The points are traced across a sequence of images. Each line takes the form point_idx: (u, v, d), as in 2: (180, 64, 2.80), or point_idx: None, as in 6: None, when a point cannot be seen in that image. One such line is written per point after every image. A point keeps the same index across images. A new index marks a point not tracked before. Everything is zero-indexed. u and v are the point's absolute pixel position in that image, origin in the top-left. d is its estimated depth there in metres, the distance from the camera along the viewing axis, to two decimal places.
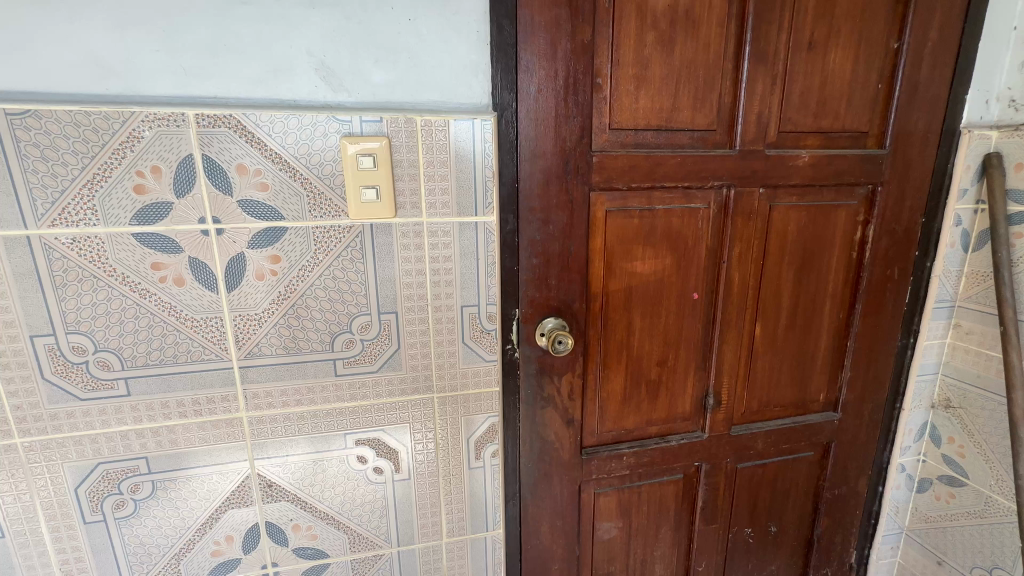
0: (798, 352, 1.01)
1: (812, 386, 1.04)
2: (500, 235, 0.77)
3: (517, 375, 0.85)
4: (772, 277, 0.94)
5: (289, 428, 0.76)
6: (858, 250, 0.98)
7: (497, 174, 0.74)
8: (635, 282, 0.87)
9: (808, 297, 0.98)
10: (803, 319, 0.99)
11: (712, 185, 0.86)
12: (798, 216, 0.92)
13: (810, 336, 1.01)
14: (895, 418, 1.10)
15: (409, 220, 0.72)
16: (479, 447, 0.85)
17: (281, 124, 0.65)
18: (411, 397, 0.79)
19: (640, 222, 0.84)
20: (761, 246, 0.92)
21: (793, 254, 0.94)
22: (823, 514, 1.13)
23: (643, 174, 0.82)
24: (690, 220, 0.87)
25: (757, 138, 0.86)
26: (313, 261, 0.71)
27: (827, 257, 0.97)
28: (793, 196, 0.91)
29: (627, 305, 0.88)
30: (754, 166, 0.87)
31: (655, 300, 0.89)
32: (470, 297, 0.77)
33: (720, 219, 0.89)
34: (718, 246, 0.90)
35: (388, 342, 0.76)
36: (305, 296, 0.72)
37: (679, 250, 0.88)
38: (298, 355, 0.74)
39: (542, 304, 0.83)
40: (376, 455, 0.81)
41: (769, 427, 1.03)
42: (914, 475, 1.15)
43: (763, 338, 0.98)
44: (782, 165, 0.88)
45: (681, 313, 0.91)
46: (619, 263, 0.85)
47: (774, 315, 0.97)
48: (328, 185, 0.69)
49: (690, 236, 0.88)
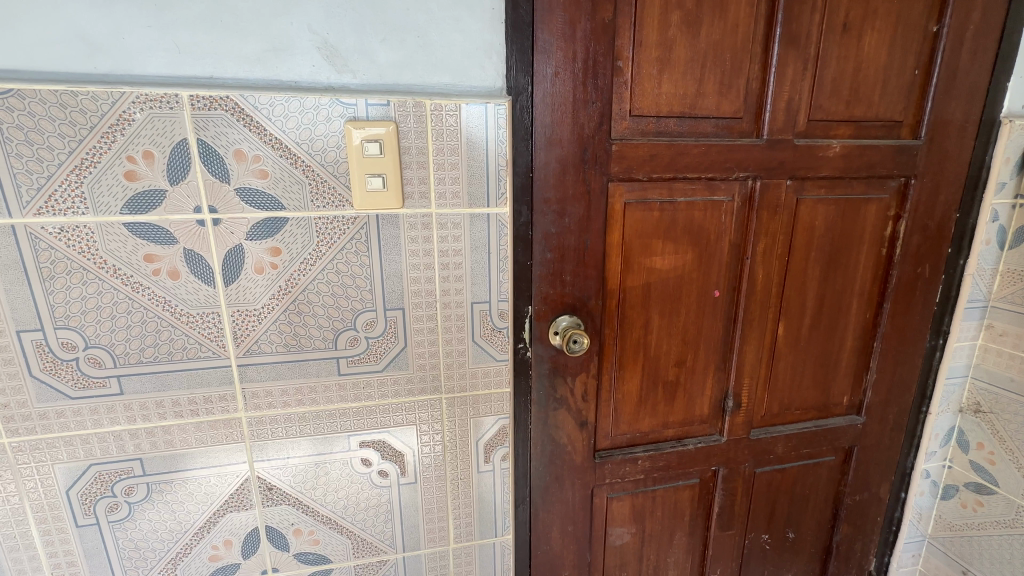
0: (822, 353, 0.96)
1: (835, 389, 1.00)
2: (513, 227, 0.72)
3: (529, 375, 0.81)
4: (797, 275, 0.90)
5: (290, 429, 0.73)
6: (888, 247, 0.93)
7: (511, 163, 0.70)
8: (654, 278, 0.82)
9: (834, 295, 0.93)
10: (828, 318, 0.95)
11: (737, 176, 0.81)
12: (826, 210, 0.87)
13: (835, 336, 0.96)
14: (921, 423, 1.06)
15: (417, 210, 0.68)
16: (488, 450, 0.81)
17: (281, 107, 0.61)
18: (418, 398, 0.75)
19: (661, 214, 0.80)
20: (786, 241, 0.87)
21: (820, 250, 0.90)
22: (843, 520, 1.09)
23: (665, 164, 0.77)
24: (713, 213, 0.82)
25: (786, 127, 0.81)
26: (315, 254, 0.67)
27: (855, 254, 0.92)
28: (822, 188, 0.86)
29: (645, 303, 0.83)
30: (781, 156, 0.82)
31: (675, 297, 0.85)
32: (481, 293, 0.73)
33: (745, 212, 0.84)
34: (741, 241, 0.85)
35: (394, 339, 0.72)
36: (308, 291, 0.68)
37: (700, 246, 0.83)
38: (300, 353, 0.70)
39: (556, 301, 0.78)
40: (381, 457, 0.77)
41: (790, 431, 0.99)
42: (938, 482, 1.10)
43: (785, 338, 0.93)
44: (811, 156, 0.83)
45: (702, 311, 0.87)
46: (638, 258, 0.81)
47: (798, 314, 0.92)
48: (332, 173, 0.65)
49: (712, 229, 0.83)
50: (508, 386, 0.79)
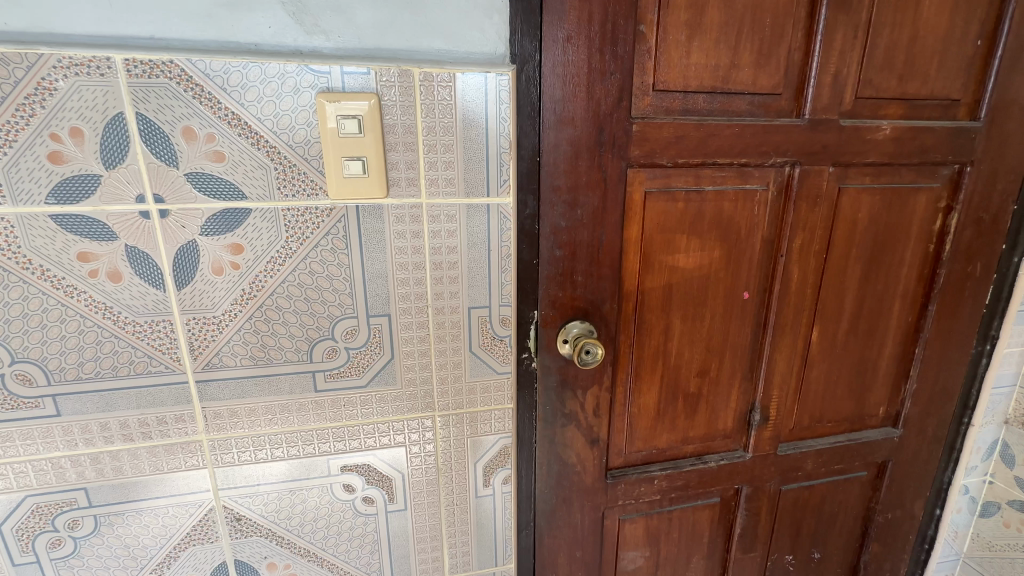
0: (858, 360, 0.87)
1: (870, 399, 0.91)
2: (517, 220, 0.62)
3: (534, 388, 0.71)
4: (835, 274, 0.80)
5: (260, 453, 0.63)
6: (936, 243, 0.83)
7: (515, 145, 0.59)
8: (677, 278, 0.72)
9: (874, 297, 0.83)
10: (868, 321, 0.85)
11: (773, 161, 0.71)
12: (871, 200, 0.77)
13: (874, 342, 0.86)
14: (961, 435, 0.96)
15: (405, 201, 0.58)
16: (487, 472, 0.72)
17: (238, 75, 0.51)
18: (407, 416, 0.66)
19: (686, 205, 0.69)
20: (825, 236, 0.77)
21: (861, 247, 0.79)
22: (873, 539, 1.00)
23: (692, 148, 0.67)
24: (745, 204, 0.72)
25: (831, 105, 0.70)
26: (285, 251, 0.57)
27: (900, 250, 0.82)
28: (867, 176, 0.76)
29: (666, 306, 0.74)
30: (824, 139, 0.71)
31: (699, 300, 0.75)
32: (479, 297, 0.63)
33: (780, 203, 0.73)
34: (776, 235, 0.75)
35: (379, 351, 0.62)
36: (276, 295, 0.58)
37: (729, 241, 0.73)
38: (269, 366, 0.60)
39: (566, 305, 0.69)
40: (365, 483, 0.68)
41: (820, 445, 0.90)
42: (978, 498, 1.01)
43: (820, 345, 0.84)
44: (857, 138, 0.73)
45: (728, 315, 0.77)
46: (659, 256, 0.71)
47: (834, 318, 0.83)
48: (302, 155, 0.54)
49: (744, 223, 0.73)
50: (511, 400, 0.69)
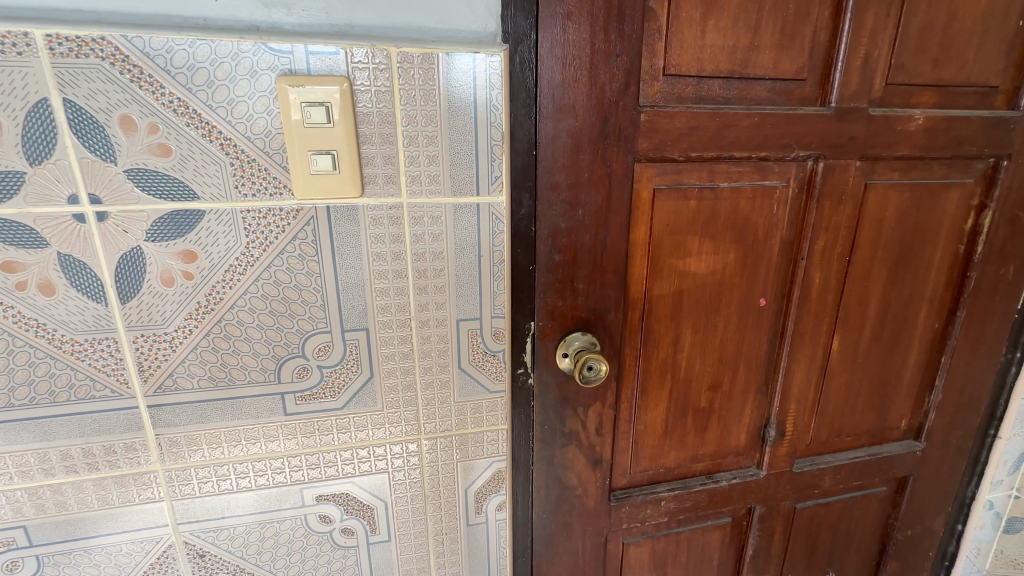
0: (881, 370, 0.81)
1: (892, 411, 0.84)
2: (511, 222, 0.55)
3: (531, 407, 0.64)
4: (859, 278, 0.73)
5: (225, 484, 0.57)
6: (966, 243, 0.76)
7: (508, 137, 0.52)
8: (687, 284, 0.66)
9: (900, 303, 0.77)
10: (892, 329, 0.78)
11: (795, 155, 0.64)
12: (900, 198, 0.70)
13: (898, 351, 0.80)
14: (986, 448, 0.90)
15: (384, 201, 0.51)
16: (479, 499, 0.65)
17: (183, 55, 0.43)
18: (389, 440, 0.59)
19: (699, 204, 0.62)
20: (849, 237, 0.70)
21: (888, 248, 0.73)
22: (891, 557, 0.95)
23: (706, 140, 0.60)
24: (763, 202, 0.65)
25: (860, 92, 0.63)
26: (245, 259, 0.50)
27: (929, 252, 0.75)
28: (896, 172, 0.69)
29: (675, 315, 0.67)
30: (851, 130, 0.65)
31: (711, 308, 0.68)
32: (469, 309, 0.56)
33: (801, 202, 0.67)
34: (796, 236, 0.68)
35: (357, 369, 0.56)
36: (237, 309, 0.51)
37: (746, 243, 0.66)
38: (232, 388, 0.53)
39: (566, 315, 0.62)
40: (344, 514, 0.61)
41: (839, 461, 0.84)
42: (1003, 513, 0.95)
43: (840, 354, 0.77)
44: (886, 129, 0.66)
45: (743, 324, 0.71)
46: (668, 260, 0.64)
47: (857, 326, 0.76)
48: (262, 148, 0.47)
49: (761, 223, 0.66)
50: (506, 421, 0.63)
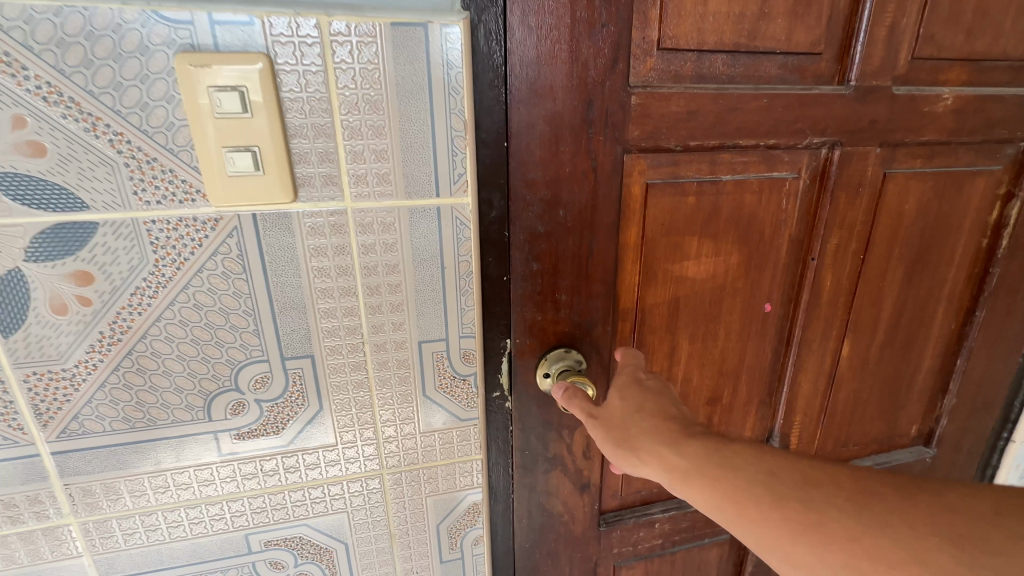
0: (892, 375, 0.74)
1: (902, 417, 0.78)
2: (479, 227, 0.47)
3: (510, 433, 0.56)
4: (874, 278, 0.66)
5: (155, 536, 0.49)
6: (990, 236, 0.69)
7: (473, 126, 0.43)
8: (685, 290, 0.58)
9: (916, 303, 0.70)
10: (906, 331, 0.72)
11: (808, 142, 0.56)
12: (922, 188, 0.62)
13: (911, 354, 0.73)
14: (998, 452, 0.85)
15: (324, 206, 0.42)
16: (453, 534, 0.58)
17: (48, 26, 0.34)
18: (347, 477, 0.52)
19: (698, 200, 0.54)
20: (865, 233, 0.62)
21: (906, 244, 0.65)
22: None
23: (706, 126, 0.52)
24: (771, 196, 0.57)
25: (883, 68, 0.55)
26: (155, 279, 0.41)
27: (951, 247, 0.68)
28: (917, 159, 0.61)
29: (671, 324, 0.59)
30: (871, 112, 0.56)
31: (711, 316, 0.61)
32: (432, 329, 0.48)
33: (813, 195, 0.59)
34: (806, 234, 0.60)
35: (303, 402, 0.48)
36: (151, 338, 0.43)
37: (750, 242, 0.58)
38: (152, 430, 0.45)
39: (546, 330, 0.54)
40: (298, 559, 0.54)
41: None
42: None
43: (851, 360, 0.70)
44: (910, 111, 0.58)
45: (746, 331, 0.63)
46: (663, 264, 0.56)
47: (869, 330, 0.69)
48: (163, 144, 0.38)
49: (768, 220, 0.58)
50: (480, 449, 0.56)
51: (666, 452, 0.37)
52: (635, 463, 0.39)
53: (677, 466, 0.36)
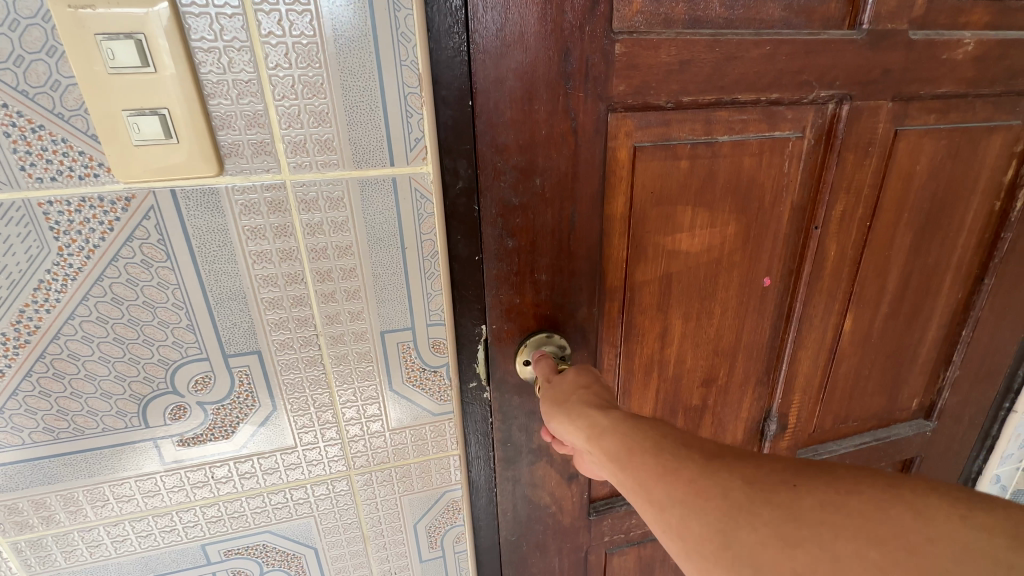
0: (894, 349, 0.70)
1: (903, 392, 0.75)
2: (442, 200, 0.41)
3: (490, 424, 0.51)
4: (880, 247, 0.61)
5: (97, 552, 0.44)
6: (1003, 199, 0.64)
7: (428, 80, 0.37)
8: (677, 265, 0.52)
9: (923, 272, 0.65)
10: (912, 303, 0.67)
11: (814, 96, 0.50)
12: (935, 147, 0.57)
13: (916, 326, 0.70)
14: (999, 423, 0.82)
15: (257, 179, 0.36)
16: (431, 533, 0.55)
17: None
18: (312, 480, 0.48)
19: (692, 164, 0.48)
20: (872, 198, 0.57)
21: (915, 211, 0.60)
22: None
23: (702, 79, 0.45)
24: (772, 158, 0.51)
25: (899, 10, 0.49)
26: (60, 271, 0.35)
27: (962, 211, 0.63)
28: (931, 114, 0.55)
29: (663, 304, 0.54)
30: (884, 61, 0.51)
31: (707, 293, 0.55)
32: (395, 317, 0.43)
33: (818, 156, 0.53)
34: (810, 200, 0.55)
35: (253, 402, 0.43)
36: (65, 339, 0.37)
37: (749, 211, 0.53)
38: (80, 440, 0.40)
39: (525, 315, 0.48)
40: (264, 567, 0.50)
41: (844, 450, 0.75)
42: (1008, 486, 0.89)
43: (853, 337, 0.66)
44: (926, 59, 0.52)
45: (744, 308, 0.58)
46: (654, 237, 0.50)
47: (873, 303, 0.65)
48: (49, 108, 0.31)
49: (768, 185, 0.52)
50: (457, 444, 0.51)
51: (591, 414, 0.35)
52: (557, 426, 0.37)
53: (596, 427, 0.33)
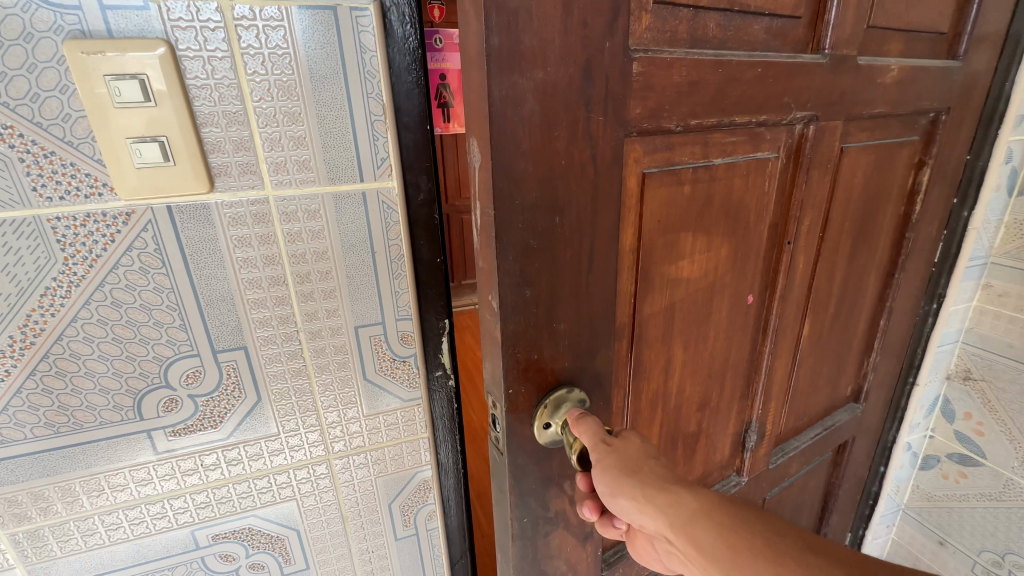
0: (835, 348, 0.81)
1: (842, 379, 0.86)
2: (407, 210, 0.47)
3: (457, 407, 0.58)
4: (829, 255, 0.70)
5: (92, 540, 0.48)
6: (906, 204, 0.76)
7: (392, 110, 0.44)
8: (679, 294, 0.56)
9: (856, 275, 0.76)
10: (848, 305, 0.78)
11: (791, 117, 0.56)
12: (866, 160, 0.67)
13: (849, 328, 0.81)
14: (906, 395, 0.94)
15: (243, 195, 0.42)
16: (405, 512, 0.60)
17: None
18: (294, 465, 0.53)
19: (693, 188, 0.51)
20: (825, 212, 0.66)
21: (853, 219, 0.71)
22: (830, 511, 0.99)
23: (707, 101, 0.48)
24: (758, 177, 0.57)
25: (853, 36, 0.56)
26: (66, 280, 0.40)
27: (883, 216, 0.74)
28: (865, 132, 0.65)
29: (667, 334, 0.57)
30: (841, 84, 0.58)
31: (703, 319, 0.60)
32: (368, 314, 0.49)
33: (789, 174, 0.60)
34: (783, 218, 0.62)
35: (240, 394, 0.48)
36: (67, 339, 0.41)
37: (738, 232, 0.58)
38: (79, 434, 0.44)
39: (541, 363, 0.46)
40: (249, 550, 0.54)
41: (803, 445, 0.84)
42: (918, 452, 1.01)
43: (811, 337, 0.75)
44: (868, 81, 0.61)
45: (732, 326, 0.65)
46: (659, 267, 0.52)
47: (824, 304, 0.74)
48: (62, 137, 0.36)
49: (753, 205, 0.58)
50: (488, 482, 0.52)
51: (681, 497, 0.40)
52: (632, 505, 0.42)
53: (681, 518, 0.39)
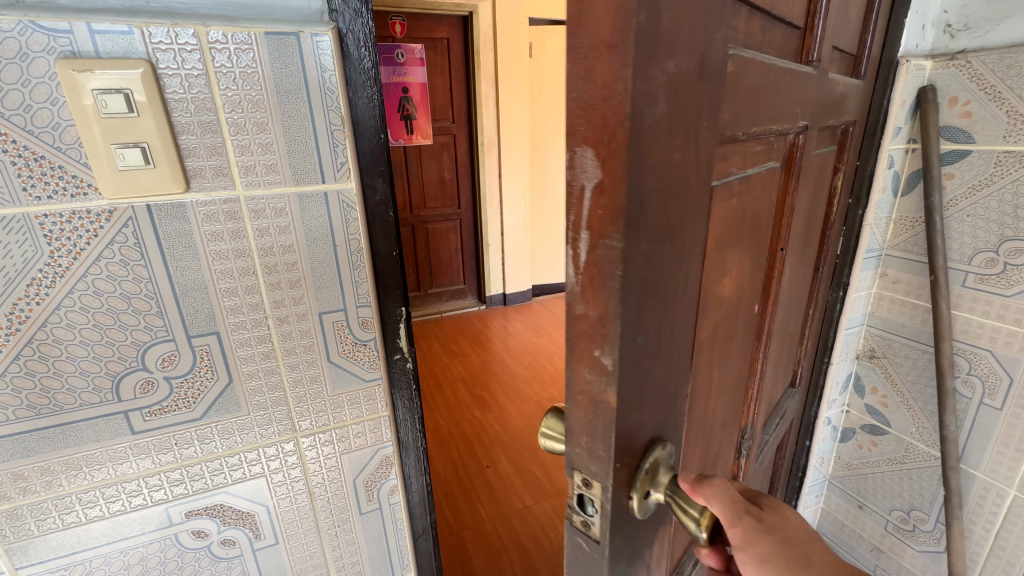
0: (786, 343, 0.83)
1: (788, 370, 0.90)
2: (365, 208, 0.54)
3: (414, 387, 0.64)
4: (790, 255, 0.69)
5: (69, 518, 0.52)
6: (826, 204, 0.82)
7: (350, 121, 0.50)
8: (722, 319, 0.47)
9: (800, 272, 0.78)
10: (795, 301, 0.80)
11: (795, 127, 0.52)
12: (814, 162, 0.68)
13: (793, 322, 0.83)
14: (823, 374, 1.05)
15: (216, 195, 0.47)
16: (369, 487, 0.65)
17: None
18: (263, 443, 0.57)
19: (739, 199, 0.43)
20: (794, 215, 0.64)
21: (799, 223, 0.70)
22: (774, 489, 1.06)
23: (763, 109, 0.41)
24: (769, 185, 0.52)
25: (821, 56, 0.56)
26: (52, 271, 0.44)
27: (817, 214, 0.78)
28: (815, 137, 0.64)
29: (710, 368, 0.48)
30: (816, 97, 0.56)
31: (729, 344, 0.53)
32: (331, 301, 0.55)
33: (783, 181, 0.56)
34: (776, 228, 0.59)
35: (212, 376, 0.53)
36: (51, 326, 0.45)
37: (755, 245, 0.53)
38: (59, 415, 0.48)
39: (644, 437, 0.35)
40: (221, 526, 0.58)
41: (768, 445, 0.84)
42: (838, 426, 1.13)
43: (777, 335, 0.75)
44: (825, 95, 0.60)
45: (744, 345, 0.59)
46: (715, 290, 0.43)
47: (784, 305, 0.73)
48: (52, 143, 0.41)
49: (764, 214, 0.53)
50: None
51: None
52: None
53: None
